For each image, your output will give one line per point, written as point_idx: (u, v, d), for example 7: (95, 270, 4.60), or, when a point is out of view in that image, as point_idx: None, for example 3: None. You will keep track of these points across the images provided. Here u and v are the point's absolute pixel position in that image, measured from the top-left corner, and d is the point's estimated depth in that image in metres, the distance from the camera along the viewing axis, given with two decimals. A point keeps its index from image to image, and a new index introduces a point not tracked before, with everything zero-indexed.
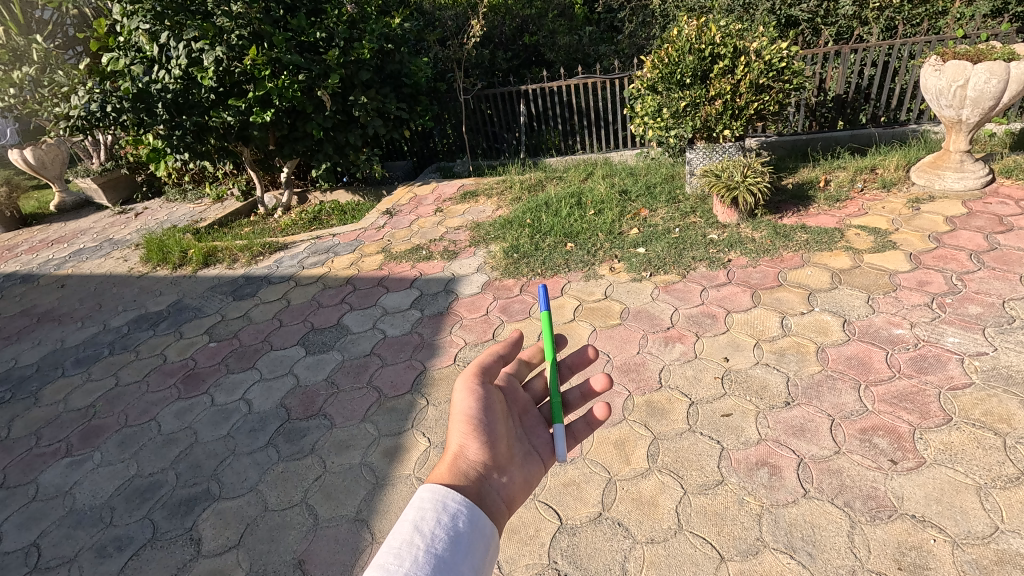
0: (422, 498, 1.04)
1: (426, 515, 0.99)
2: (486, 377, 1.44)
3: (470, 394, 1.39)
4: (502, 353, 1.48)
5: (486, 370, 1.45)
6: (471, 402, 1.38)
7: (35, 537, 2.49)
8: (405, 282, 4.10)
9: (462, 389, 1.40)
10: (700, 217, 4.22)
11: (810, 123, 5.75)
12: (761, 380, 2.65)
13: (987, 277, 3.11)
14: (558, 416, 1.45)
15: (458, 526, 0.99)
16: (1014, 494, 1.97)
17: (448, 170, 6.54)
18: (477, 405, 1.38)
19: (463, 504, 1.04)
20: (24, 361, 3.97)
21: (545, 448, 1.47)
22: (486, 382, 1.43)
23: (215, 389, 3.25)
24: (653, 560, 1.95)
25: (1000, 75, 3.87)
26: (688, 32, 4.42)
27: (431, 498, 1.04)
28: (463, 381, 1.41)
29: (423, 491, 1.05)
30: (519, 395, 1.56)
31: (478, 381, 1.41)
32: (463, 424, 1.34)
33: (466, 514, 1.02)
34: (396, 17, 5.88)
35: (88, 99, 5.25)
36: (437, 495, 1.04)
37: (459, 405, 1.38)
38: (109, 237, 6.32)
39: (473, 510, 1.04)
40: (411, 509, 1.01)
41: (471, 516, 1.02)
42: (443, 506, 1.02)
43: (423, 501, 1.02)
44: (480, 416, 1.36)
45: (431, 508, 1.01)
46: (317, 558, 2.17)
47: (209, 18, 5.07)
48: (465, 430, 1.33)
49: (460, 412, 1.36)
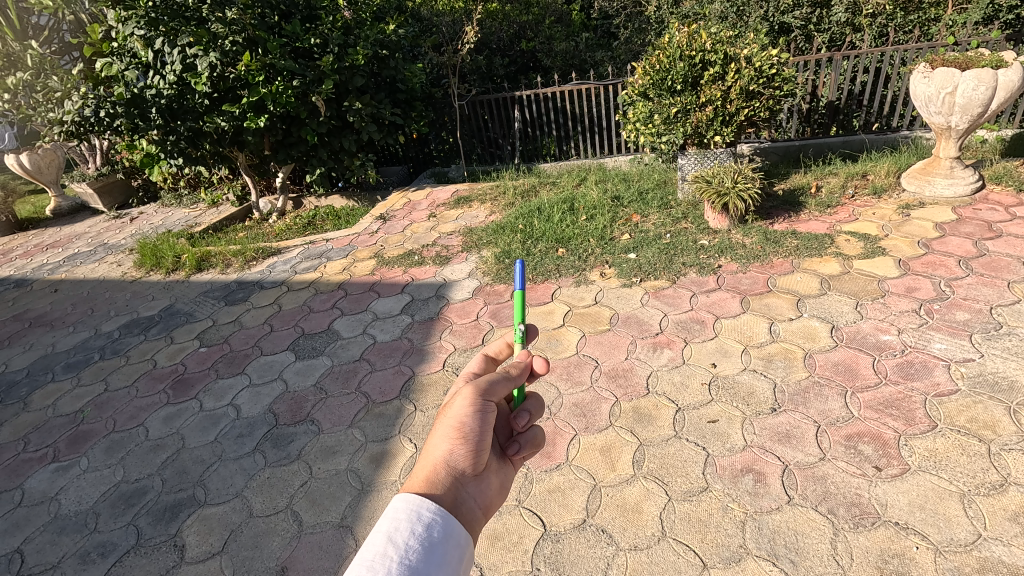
0: (397, 508, 0.93)
1: (399, 525, 0.88)
2: (492, 390, 1.29)
3: (472, 404, 1.24)
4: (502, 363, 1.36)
5: (494, 388, 1.30)
6: (468, 412, 1.24)
7: (18, 543, 2.47)
8: (396, 287, 4.11)
9: (463, 396, 1.26)
10: (691, 223, 4.24)
11: (803, 129, 5.78)
12: (748, 387, 2.65)
13: (975, 283, 3.12)
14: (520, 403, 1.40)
15: (433, 537, 0.89)
16: (997, 502, 1.97)
17: (443, 175, 6.57)
18: (475, 417, 1.23)
19: (438, 514, 0.94)
20: (15, 366, 3.96)
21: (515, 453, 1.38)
22: (491, 397, 1.29)
23: (204, 394, 3.25)
24: (635, 568, 1.94)
25: (988, 82, 3.89)
26: (678, 39, 4.46)
27: (405, 507, 0.93)
28: (467, 390, 1.27)
29: (398, 500, 0.94)
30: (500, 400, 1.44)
31: (483, 395, 1.26)
32: (452, 431, 1.20)
33: (441, 524, 0.92)
34: (391, 23, 5.89)
35: (83, 104, 5.27)
36: (410, 504, 0.94)
37: (454, 410, 1.24)
38: (104, 241, 6.34)
39: (451, 521, 0.94)
40: (385, 519, 0.90)
41: (446, 526, 0.92)
42: (417, 515, 0.92)
43: (397, 511, 0.92)
44: (474, 426, 1.22)
45: (406, 518, 0.91)
46: (300, 564, 2.16)
47: (203, 24, 5.04)
48: (453, 436, 1.20)
49: (454, 417, 1.22)
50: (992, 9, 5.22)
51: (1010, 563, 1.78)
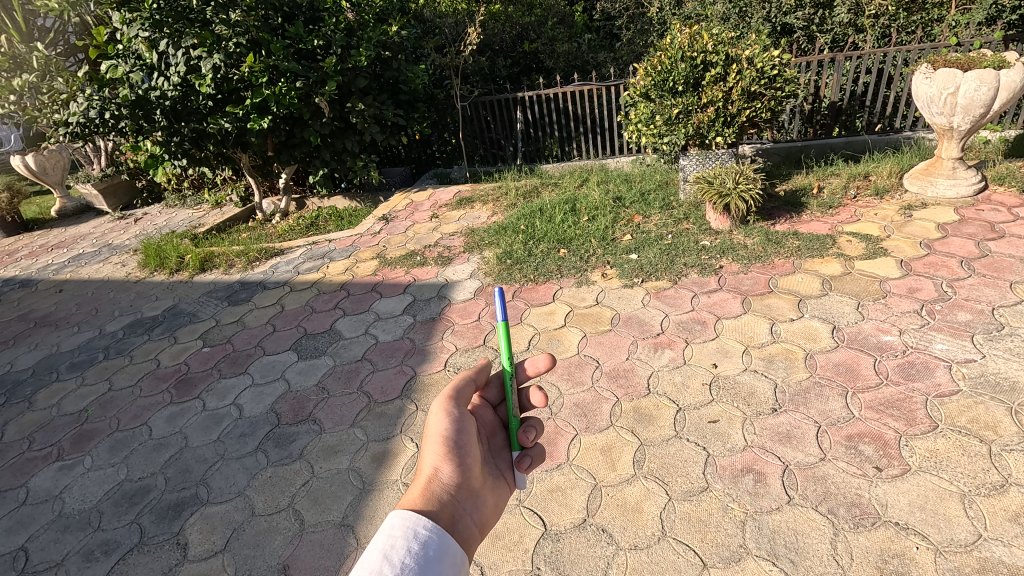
0: (393, 525, 0.94)
1: (396, 543, 0.89)
2: (460, 399, 1.33)
3: (447, 416, 1.29)
4: (470, 372, 1.37)
5: (462, 393, 1.34)
6: (447, 423, 1.28)
7: (23, 541, 2.49)
8: (399, 287, 4.12)
9: (438, 411, 1.30)
10: (693, 224, 4.24)
11: (806, 130, 5.76)
12: (748, 387, 2.65)
13: (977, 284, 3.11)
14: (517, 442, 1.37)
15: (429, 555, 0.90)
16: (998, 502, 1.97)
17: (446, 176, 6.58)
18: (453, 426, 1.27)
19: (434, 531, 0.96)
20: (20, 365, 3.99)
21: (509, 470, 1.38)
22: (462, 403, 1.33)
23: (207, 394, 3.26)
24: (635, 567, 1.95)
25: (990, 83, 3.89)
26: (680, 40, 4.46)
27: (401, 524, 0.94)
28: (439, 404, 1.31)
29: (393, 517, 0.96)
30: (485, 419, 1.45)
31: (454, 404, 1.31)
32: (438, 445, 1.23)
33: (437, 542, 0.93)
34: (393, 24, 5.86)
35: (87, 106, 5.32)
36: (406, 522, 0.95)
37: (434, 427, 1.28)
38: (109, 241, 6.38)
39: (446, 539, 0.96)
40: (381, 537, 0.91)
41: (441, 543, 0.93)
42: (413, 533, 0.93)
43: (394, 529, 0.93)
44: (455, 438, 1.26)
45: (402, 535, 0.92)
46: (301, 563, 2.17)
47: (207, 26, 5.05)
48: (439, 450, 1.23)
49: (435, 432, 1.26)
50: (995, 9, 5.19)
51: (1010, 563, 1.78)
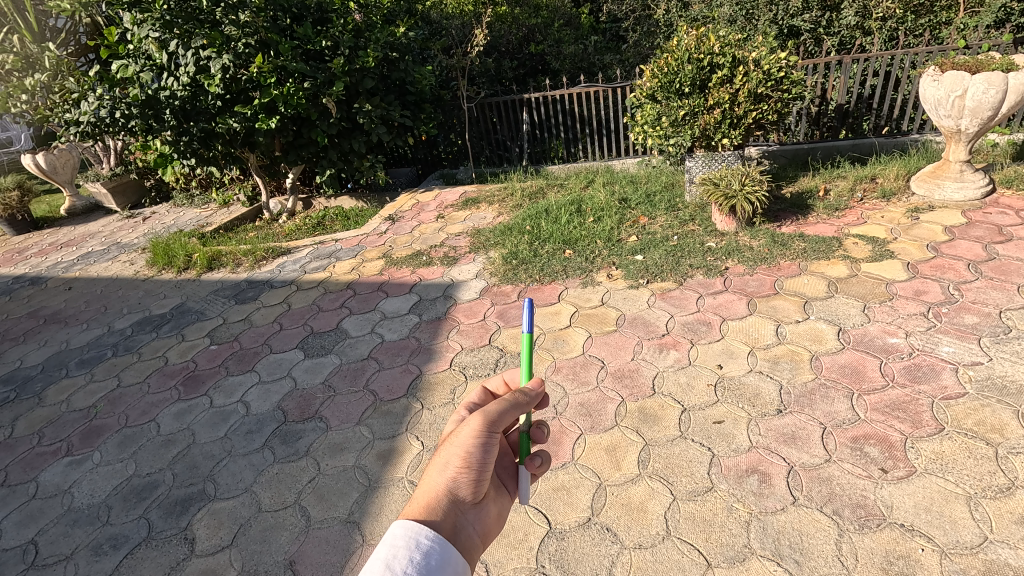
0: (395, 534, 0.95)
1: (398, 553, 0.90)
2: (498, 425, 1.26)
3: (478, 435, 1.23)
4: (517, 402, 1.31)
5: (502, 418, 1.27)
6: (474, 443, 1.23)
7: (34, 534, 2.52)
8: (405, 287, 4.13)
9: (471, 426, 1.24)
10: (699, 225, 4.23)
11: (812, 133, 5.75)
12: (753, 388, 2.65)
13: (985, 287, 3.11)
14: (526, 452, 1.36)
15: (431, 564, 0.91)
16: (1005, 505, 1.96)
17: (451, 177, 6.59)
18: (480, 448, 1.22)
19: (436, 541, 0.97)
20: (30, 361, 4.03)
21: (508, 479, 1.40)
22: (498, 429, 1.26)
23: (214, 391, 3.29)
24: (639, 565, 1.96)
25: (998, 86, 3.85)
26: (688, 41, 4.46)
27: (404, 533, 0.95)
28: (474, 420, 1.25)
29: (397, 526, 0.97)
30: None
31: (491, 429, 1.24)
32: (457, 460, 1.20)
33: (439, 551, 0.95)
34: (400, 26, 5.91)
35: (97, 105, 5.41)
36: (409, 532, 0.96)
37: (460, 439, 1.23)
38: (118, 240, 6.43)
39: (450, 550, 0.97)
40: (384, 545, 0.92)
41: (444, 553, 0.95)
42: (415, 543, 0.94)
43: (396, 538, 0.94)
44: (478, 458, 1.22)
45: (404, 545, 0.93)
46: (308, 559, 2.18)
47: (217, 26, 5.11)
48: (457, 465, 1.19)
49: (460, 445, 1.21)
50: (1005, 12, 5.18)
51: (1016, 565, 1.78)
